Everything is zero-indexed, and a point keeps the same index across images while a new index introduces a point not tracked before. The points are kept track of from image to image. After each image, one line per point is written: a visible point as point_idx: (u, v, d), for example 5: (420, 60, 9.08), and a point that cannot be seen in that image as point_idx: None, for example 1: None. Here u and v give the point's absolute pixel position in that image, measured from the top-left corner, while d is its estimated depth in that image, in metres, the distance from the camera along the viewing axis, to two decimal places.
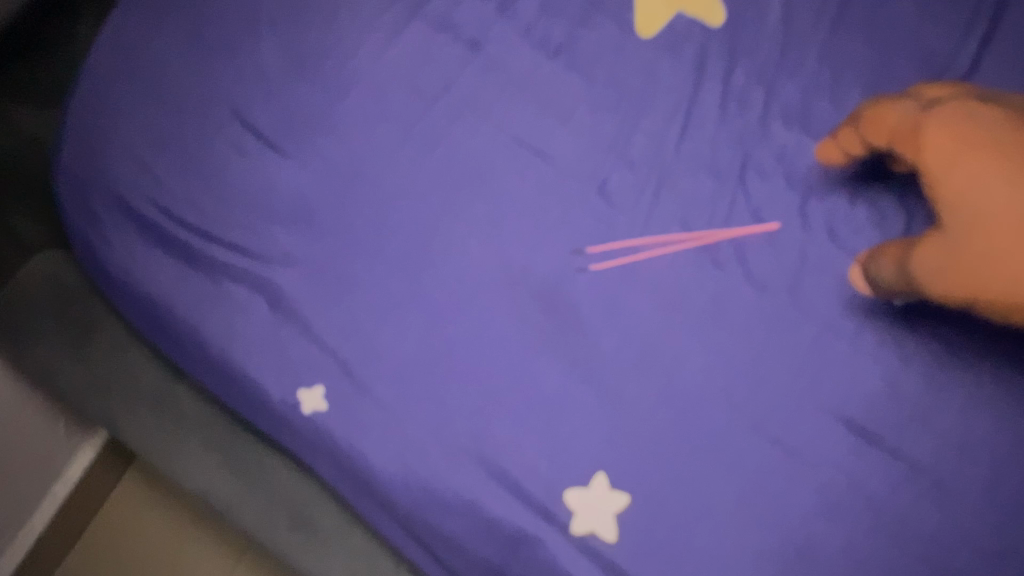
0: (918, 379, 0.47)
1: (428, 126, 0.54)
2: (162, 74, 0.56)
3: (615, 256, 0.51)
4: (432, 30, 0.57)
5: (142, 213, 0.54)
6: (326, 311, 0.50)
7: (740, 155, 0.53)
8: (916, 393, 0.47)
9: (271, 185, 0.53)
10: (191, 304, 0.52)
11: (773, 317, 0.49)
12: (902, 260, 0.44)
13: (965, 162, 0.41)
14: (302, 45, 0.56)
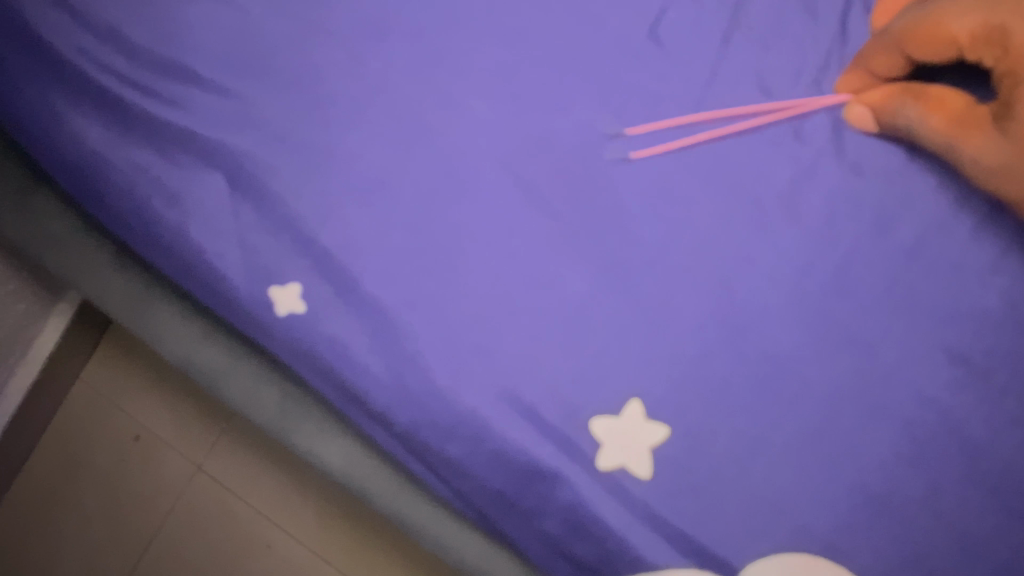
0: None
1: None
2: None
3: (664, 139, 0.41)
4: None
5: (58, 51, 0.42)
6: (292, 185, 0.40)
7: (820, 14, 0.43)
8: None
9: (227, 24, 0.42)
10: (127, 171, 0.41)
11: (854, 210, 0.40)
12: (949, 132, 0.36)
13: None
14: None
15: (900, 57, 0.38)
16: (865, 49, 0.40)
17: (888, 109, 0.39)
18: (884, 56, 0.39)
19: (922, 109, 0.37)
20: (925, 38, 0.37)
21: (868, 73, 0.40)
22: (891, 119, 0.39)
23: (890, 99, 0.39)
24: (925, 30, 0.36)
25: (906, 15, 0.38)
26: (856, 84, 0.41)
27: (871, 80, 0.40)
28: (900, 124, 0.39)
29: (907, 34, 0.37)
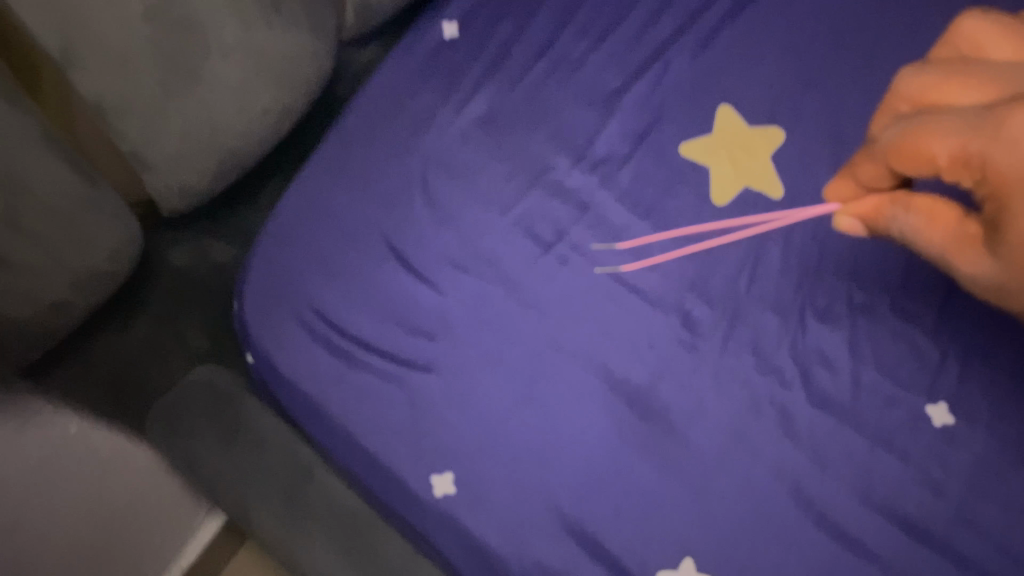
0: (966, 487, 0.56)
1: (543, 264, 0.65)
2: (335, 225, 0.68)
3: (642, 256, 0.65)
4: (544, 188, 0.67)
5: (310, 326, 0.65)
6: (456, 408, 0.61)
7: (809, 301, 0.62)
8: (964, 499, 0.55)
9: (412, 304, 0.65)
10: (346, 403, 0.63)
11: (838, 434, 0.58)
12: (920, 237, 0.45)
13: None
14: (441, 197, 0.68)
15: (885, 171, 0.45)
16: (850, 162, 0.48)
17: (881, 209, 0.48)
18: (868, 167, 0.46)
19: (904, 216, 0.46)
20: (912, 158, 0.42)
21: (853, 181, 0.49)
22: (885, 222, 0.48)
23: (880, 208, 0.48)
24: (908, 153, 0.42)
25: (889, 134, 0.44)
26: (843, 195, 0.50)
27: (856, 188, 0.49)
28: (887, 225, 0.47)
29: (891, 154, 0.43)
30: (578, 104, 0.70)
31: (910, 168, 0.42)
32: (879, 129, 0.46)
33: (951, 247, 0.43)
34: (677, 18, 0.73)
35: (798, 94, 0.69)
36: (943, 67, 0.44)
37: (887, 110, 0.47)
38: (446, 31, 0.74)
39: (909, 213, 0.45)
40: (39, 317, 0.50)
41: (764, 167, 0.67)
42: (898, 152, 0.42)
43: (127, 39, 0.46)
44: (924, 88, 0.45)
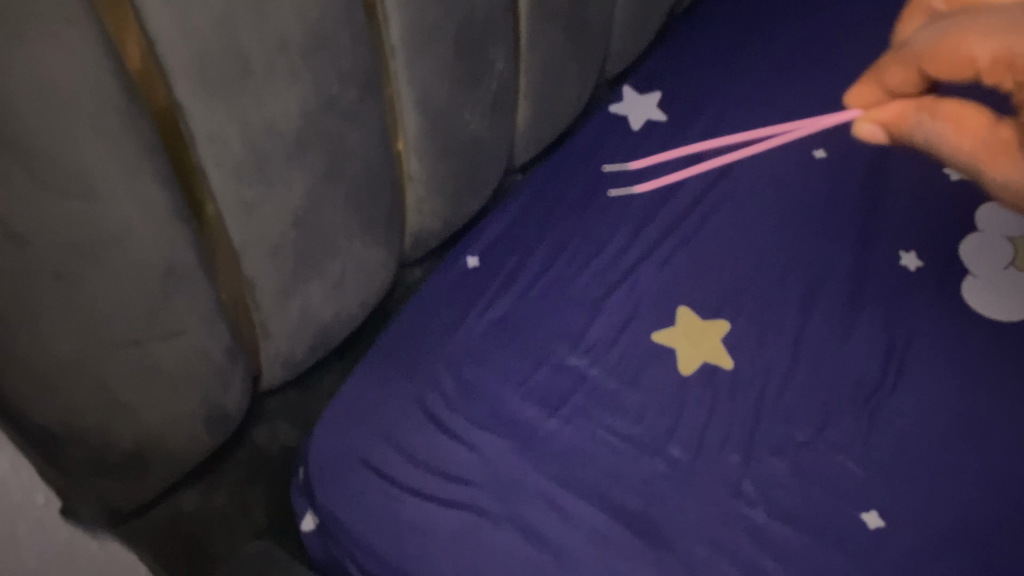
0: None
1: (551, 424, 0.83)
2: (385, 396, 0.86)
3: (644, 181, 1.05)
4: (549, 367, 0.87)
5: (365, 476, 0.81)
6: (487, 535, 0.76)
7: (760, 440, 0.79)
8: None
9: (448, 458, 0.81)
10: (397, 536, 0.77)
11: (793, 540, 0.73)
12: (958, 138, 0.85)
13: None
14: (470, 376, 0.87)
15: (914, 73, 0.89)
16: (879, 77, 0.95)
17: (902, 125, 0.93)
18: (901, 74, 0.90)
19: (931, 123, 0.88)
20: (949, 62, 0.82)
21: (880, 87, 0.97)
22: (899, 125, 0.94)
23: (904, 112, 0.92)
24: (955, 58, 0.81)
25: (926, 37, 0.86)
26: (866, 96, 1.01)
27: (876, 91, 0.98)
28: (911, 129, 0.92)
29: (936, 59, 0.83)
30: (573, 309, 0.92)
31: (953, 71, 0.82)
32: (913, 38, 0.90)
33: (979, 152, 0.84)
34: (643, 246, 0.98)
35: (738, 296, 0.92)
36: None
37: (918, 12, 0.94)
38: (470, 260, 0.97)
39: (931, 120, 0.88)
40: (184, 441, 0.68)
41: (717, 348, 0.87)
42: (932, 54, 0.84)
43: (279, 236, 0.65)
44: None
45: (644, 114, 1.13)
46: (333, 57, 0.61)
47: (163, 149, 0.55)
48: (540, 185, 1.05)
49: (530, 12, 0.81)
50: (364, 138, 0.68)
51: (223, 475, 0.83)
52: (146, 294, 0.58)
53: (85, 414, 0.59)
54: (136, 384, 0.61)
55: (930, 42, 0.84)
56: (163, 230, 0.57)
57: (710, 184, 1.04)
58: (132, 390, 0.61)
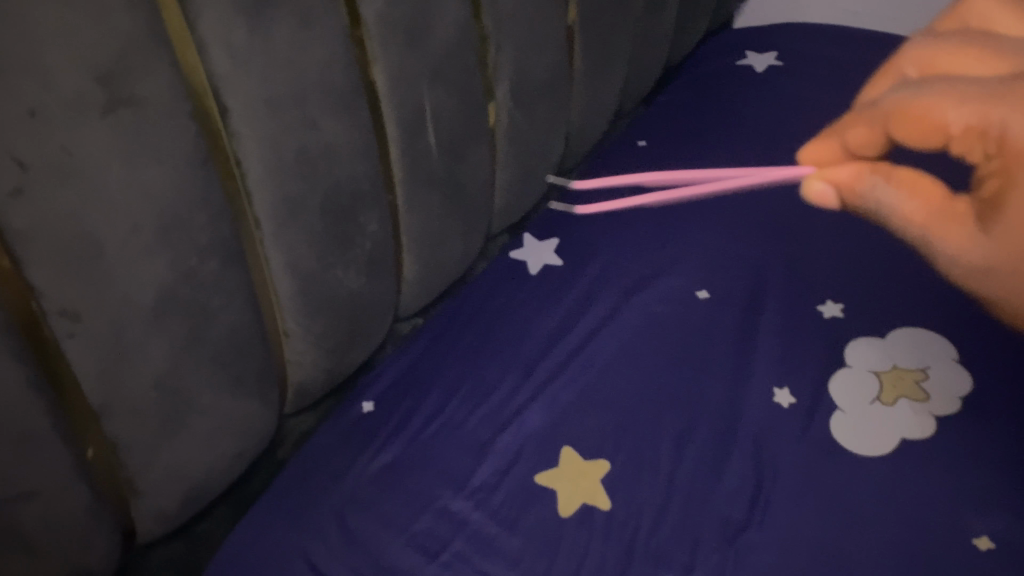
0: None
1: (430, 571, 0.84)
2: (266, 546, 0.86)
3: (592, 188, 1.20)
4: (432, 513, 0.89)
5: None
6: None
7: None
8: None
9: None
10: None
11: None
12: (910, 200, 0.74)
13: (999, 182, 0.65)
14: (354, 526, 0.88)
15: (878, 134, 0.77)
16: (840, 132, 0.83)
17: (852, 187, 0.80)
18: (861, 132, 0.79)
19: (885, 185, 0.76)
20: (919, 121, 0.71)
21: (844, 149, 0.83)
22: (859, 194, 0.80)
23: (857, 176, 0.79)
24: (928, 121, 0.70)
25: (892, 101, 0.75)
26: (818, 155, 0.86)
27: (838, 148, 0.84)
28: (862, 195, 0.79)
29: (903, 122, 0.72)
30: (460, 453, 0.94)
31: (925, 133, 0.71)
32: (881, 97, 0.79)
33: (934, 219, 0.72)
34: (530, 389, 1.00)
35: (619, 434, 0.95)
36: (925, 54, 0.83)
37: (853, 119, 0.80)
38: (365, 405, 1.00)
39: (887, 182, 0.76)
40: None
41: (595, 488, 0.90)
42: (895, 118, 0.74)
43: (141, 398, 0.68)
44: (922, 59, 0.83)
45: (541, 259, 1.19)
46: (190, 234, 0.67)
47: (16, 326, 0.59)
48: (439, 328, 1.09)
49: (402, 179, 0.88)
50: (229, 304, 0.73)
51: None
52: (1, 460, 0.60)
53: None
54: None
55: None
56: (18, 400, 0.59)
57: (601, 321, 1.09)
58: None
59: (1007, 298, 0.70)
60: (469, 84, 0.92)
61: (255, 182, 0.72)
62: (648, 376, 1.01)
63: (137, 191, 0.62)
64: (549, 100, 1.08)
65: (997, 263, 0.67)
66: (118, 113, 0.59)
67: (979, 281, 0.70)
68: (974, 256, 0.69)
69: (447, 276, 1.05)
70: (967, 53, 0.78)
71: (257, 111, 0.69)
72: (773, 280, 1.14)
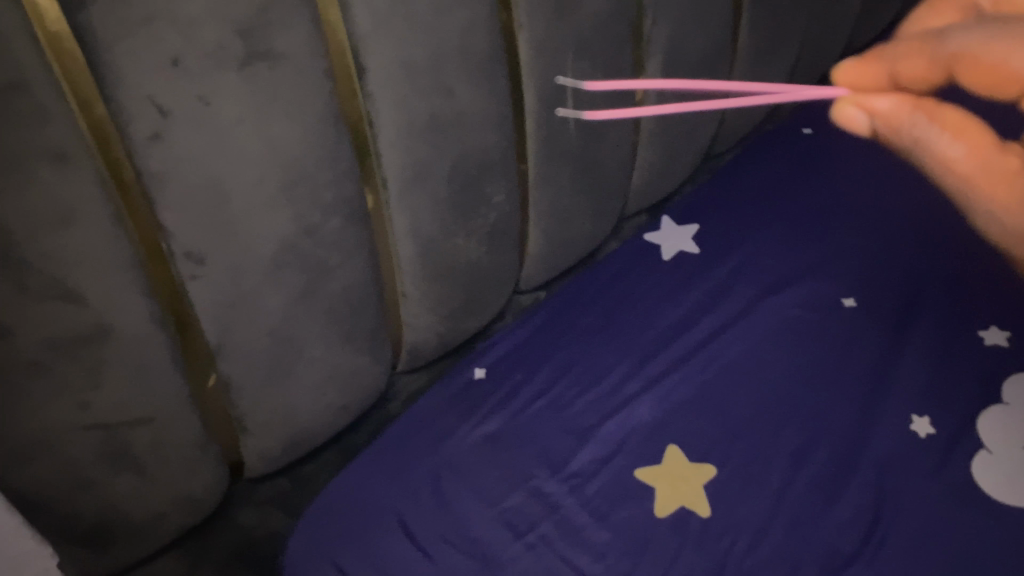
0: None
1: (514, 548, 0.83)
2: (362, 498, 0.89)
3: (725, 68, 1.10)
4: (525, 491, 0.88)
5: None
6: None
7: None
8: None
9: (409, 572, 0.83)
10: None
11: None
12: (955, 145, 0.67)
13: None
14: (447, 490, 0.89)
15: (938, 70, 0.69)
16: (894, 64, 0.73)
17: (889, 124, 0.71)
18: (915, 62, 0.71)
19: (926, 122, 0.69)
20: (995, 70, 0.64)
21: (891, 76, 0.74)
22: (901, 129, 0.71)
23: (900, 110, 0.71)
24: (1005, 71, 0.64)
25: (958, 44, 0.67)
26: (854, 77, 0.76)
27: (885, 75, 0.75)
28: (899, 133, 0.71)
29: (973, 68, 0.66)
30: (561, 434, 0.92)
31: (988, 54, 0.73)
32: (951, 28, 0.70)
33: (980, 171, 0.67)
34: (643, 380, 0.97)
35: (730, 441, 0.90)
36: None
37: (920, 48, 0.71)
38: (477, 370, 1.00)
39: (930, 120, 0.68)
40: (150, 515, 0.74)
41: (696, 493, 0.86)
42: (962, 59, 0.67)
43: (254, 343, 0.71)
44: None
45: (676, 246, 1.14)
46: (313, 190, 0.68)
47: (145, 264, 0.62)
48: (562, 303, 1.07)
49: (536, 151, 0.86)
50: (347, 262, 0.74)
51: (208, 554, 0.84)
52: (120, 386, 0.64)
53: (55, 491, 0.65)
54: (106, 464, 0.67)
55: None
56: (139, 332, 0.63)
57: (729, 318, 1.03)
58: (103, 469, 0.67)
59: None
60: (618, 58, 0.88)
61: (386, 143, 0.72)
62: (772, 384, 0.95)
63: (266, 145, 0.63)
64: (703, 80, 1.02)
65: None
66: (255, 67, 0.60)
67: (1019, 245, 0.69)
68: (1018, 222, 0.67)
69: (574, 252, 1.02)
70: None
71: (393, 72, 0.69)
72: (931, 297, 1.04)
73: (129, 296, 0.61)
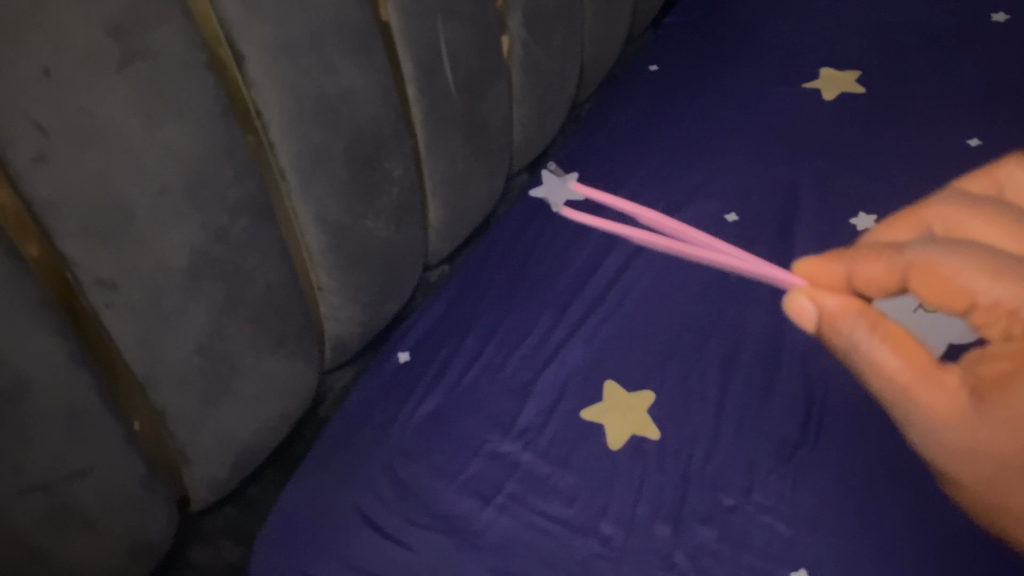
0: None
1: (487, 513, 0.83)
2: (321, 508, 0.86)
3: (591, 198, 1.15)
4: (483, 457, 0.88)
5: None
6: None
7: (689, 507, 0.81)
8: None
9: (385, 562, 0.81)
10: None
11: None
12: (895, 357, 0.87)
13: (1008, 369, 0.82)
14: (406, 476, 0.87)
15: (894, 276, 0.95)
16: (851, 271, 0.98)
17: (835, 321, 0.93)
18: (879, 270, 0.96)
19: (867, 333, 0.90)
20: (946, 290, 0.91)
21: (849, 283, 0.97)
22: (843, 332, 0.92)
23: (848, 313, 0.93)
24: (954, 289, 0.91)
25: (915, 254, 0.96)
26: (815, 274, 1.00)
27: (841, 273, 0.99)
28: (842, 333, 0.92)
29: (924, 276, 0.93)
30: (503, 394, 0.93)
31: (949, 302, 0.91)
32: (908, 248, 0.98)
33: (917, 378, 0.84)
34: (567, 326, 0.99)
35: (662, 364, 0.94)
36: (951, 218, 1.01)
37: (848, 277, 0.98)
38: (401, 355, 0.98)
39: (872, 331, 0.89)
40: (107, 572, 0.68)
41: (644, 420, 0.89)
42: (923, 268, 0.94)
43: (183, 366, 0.67)
44: (949, 220, 1.01)
45: (563, 195, 1.16)
46: (217, 192, 0.64)
47: (51, 300, 0.57)
48: (468, 273, 1.07)
49: (422, 121, 0.85)
50: (263, 262, 0.71)
51: None
52: (51, 440, 0.59)
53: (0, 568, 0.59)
54: (48, 530, 0.61)
55: (940, 261, 0.94)
56: (61, 376, 0.58)
57: (632, 252, 1.07)
58: (45, 536, 0.61)
59: (1006, 509, 0.76)
60: (482, 14, 0.88)
61: (279, 133, 0.69)
62: (686, 304, 1.00)
63: (159, 150, 0.59)
64: (560, 32, 1.04)
65: (985, 446, 0.78)
66: (134, 67, 0.56)
67: (960, 465, 0.79)
68: (970, 439, 0.79)
69: (471, 220, 1.02)
70: (990, 222, 0.98)
71: (275, 58, 0.66)
72: (803, 195, 1.12)
73: (39, 341, 0.56)
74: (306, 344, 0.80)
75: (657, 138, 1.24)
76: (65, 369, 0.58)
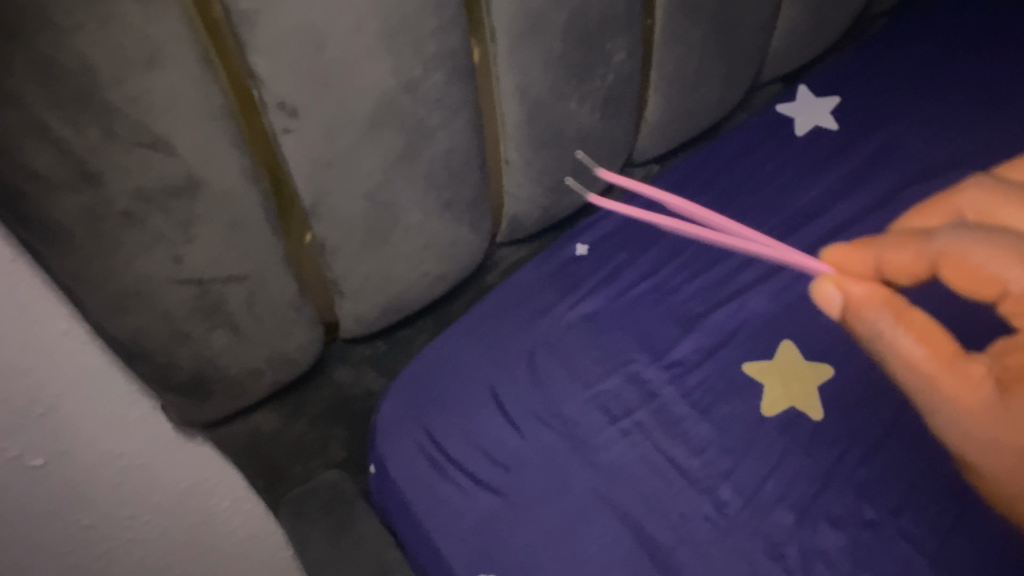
0: None
1: (609, 433, 0.80)
2: (452, 371, 0.86)
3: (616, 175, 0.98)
4: (622, 375, 0.84)
5: (419, 450, 0.81)
6: (507, 527, 0.75)
7: (822, 505, 0.73)
8: None
9: (495, 443, 0.80)
10: (427, 508, 0.77)
11: None
12: (920, 346, 0.65)
13: None
14: (543, 367, 0.85)
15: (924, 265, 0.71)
16: (879, 258, 0.74)
17: (860, 309, 0.70)
18: (908, 258, 0.72)
19: (892, 323, 0.66)
20: (981, 279, 0.68)
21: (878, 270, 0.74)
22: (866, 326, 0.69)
23: (868, 303, 0.69)
24: (987, 276, 0.68)
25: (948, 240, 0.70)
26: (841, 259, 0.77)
27: (869, 260, 0.75)
28: (863, 321, 0.69)
29: (956, 267, 0.70)
30: (666, 319, 0.87)
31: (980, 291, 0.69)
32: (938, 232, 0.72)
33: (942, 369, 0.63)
34: (759, 271, 0.90)
35: (853, 344, 0.83)
36: (983, 202, 0.75)
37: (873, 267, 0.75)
38: (579, 247, 0.93)
39: (896, 321, 0.66)
40: (247, 369, 0.73)
41: (810, 397, 0.80)
42: (953, 259, 0.70)
43: (347, 205, 0.67)
44: (984, 203, 0.75)
45: (811, 120, 1.02)
46: (415, 41, 0.62)
47: (234, 113, 0.58)
48: (676, 178, 0.99)
49: (664, 5, 0.76)
50: (449, 122, 0.68)
51: (306, 405, 0.84)
52: (212, 241, 0.62)
53: (153, 339, 0.64)
54: (197, 319, 0.65)
55: (974, 250, 0.68)
56: (231, 185, 0.60)
57: (865, 207, 0.93)
58: (194, 323, 0.66)
59: None
60: None
61: None
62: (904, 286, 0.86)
63: None
64: None
65: (1004, 440, 0.60)
66: None
67: (979, 456, 0.63)
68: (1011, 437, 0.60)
69: (692, 125, 0.93)
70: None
71: None
72: None
73: (216, 148, 0.57)
74: (476, 214, 0.78)
75: (945, 82, 1.04)
76: (234, 180, 0.60)
